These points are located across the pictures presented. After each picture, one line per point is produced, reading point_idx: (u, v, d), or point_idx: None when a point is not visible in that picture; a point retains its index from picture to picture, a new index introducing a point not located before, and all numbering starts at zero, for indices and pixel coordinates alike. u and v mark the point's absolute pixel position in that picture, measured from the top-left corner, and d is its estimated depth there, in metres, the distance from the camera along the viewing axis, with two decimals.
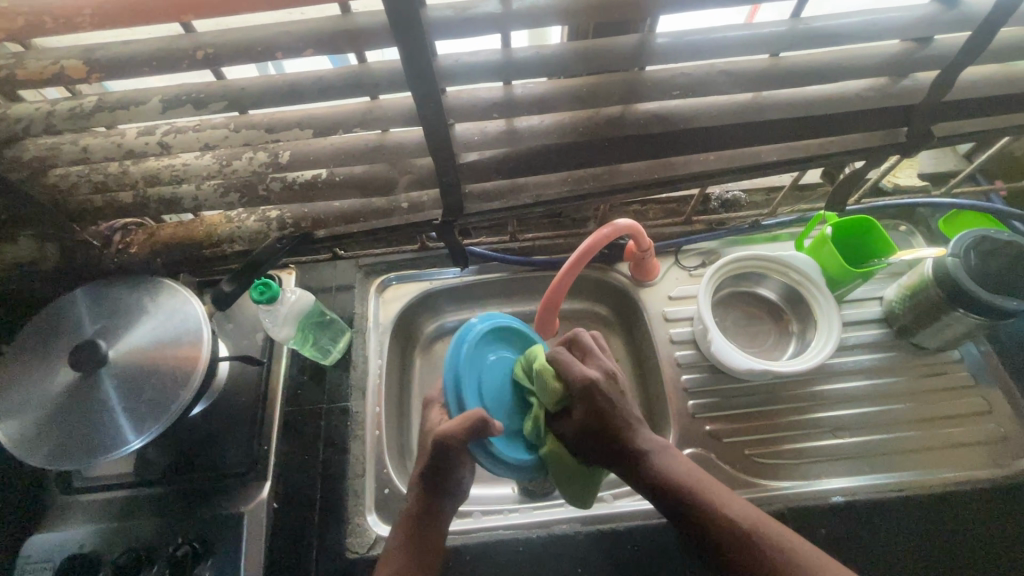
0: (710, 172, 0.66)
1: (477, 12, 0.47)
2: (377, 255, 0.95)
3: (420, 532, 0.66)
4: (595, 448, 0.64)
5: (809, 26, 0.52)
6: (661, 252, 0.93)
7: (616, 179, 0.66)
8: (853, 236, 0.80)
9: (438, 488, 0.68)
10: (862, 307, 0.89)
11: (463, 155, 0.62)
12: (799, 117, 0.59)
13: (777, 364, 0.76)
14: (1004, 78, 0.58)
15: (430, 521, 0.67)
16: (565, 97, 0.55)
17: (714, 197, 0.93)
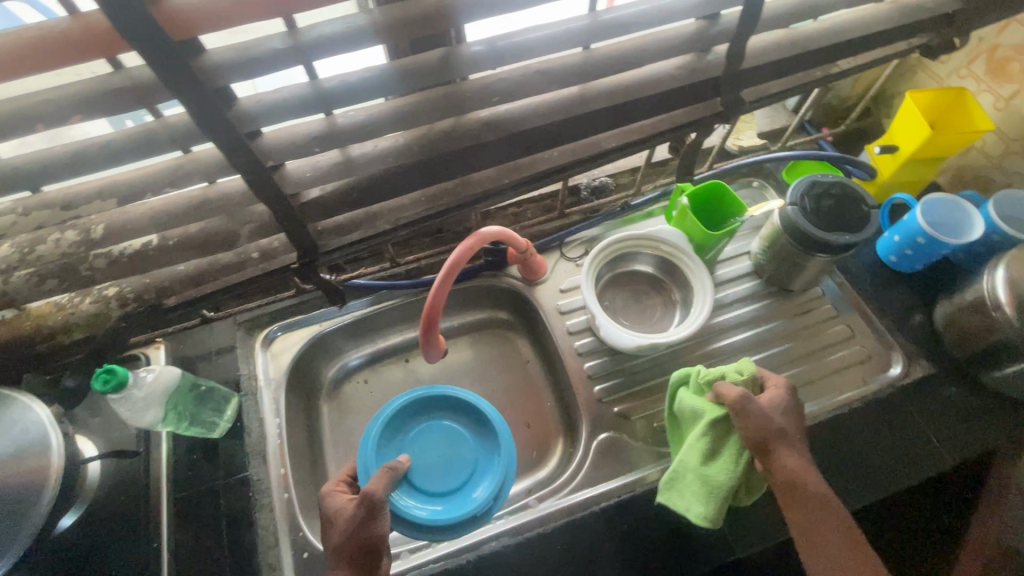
0: (558, 167, 0.68)
1: (265, 49, 0.45)
2: (256, 308, 0.89)
3: None
4: (782, 454, 0.63)
5: (603, 19, 0.54)
6: (545, 249, 0.95)
7: (470, 190, 0.67)
8: (709, 201, 0.86)
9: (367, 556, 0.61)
10: (733, 264, 0.95)
11: (303, 194, 0.60)
12: (622, 104, 0.62)
13: (665, 334, 0.79)
14: (788, 41, 0.64)
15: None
16: (389, 120, 0.55)
17: (583, 186, 0.97)
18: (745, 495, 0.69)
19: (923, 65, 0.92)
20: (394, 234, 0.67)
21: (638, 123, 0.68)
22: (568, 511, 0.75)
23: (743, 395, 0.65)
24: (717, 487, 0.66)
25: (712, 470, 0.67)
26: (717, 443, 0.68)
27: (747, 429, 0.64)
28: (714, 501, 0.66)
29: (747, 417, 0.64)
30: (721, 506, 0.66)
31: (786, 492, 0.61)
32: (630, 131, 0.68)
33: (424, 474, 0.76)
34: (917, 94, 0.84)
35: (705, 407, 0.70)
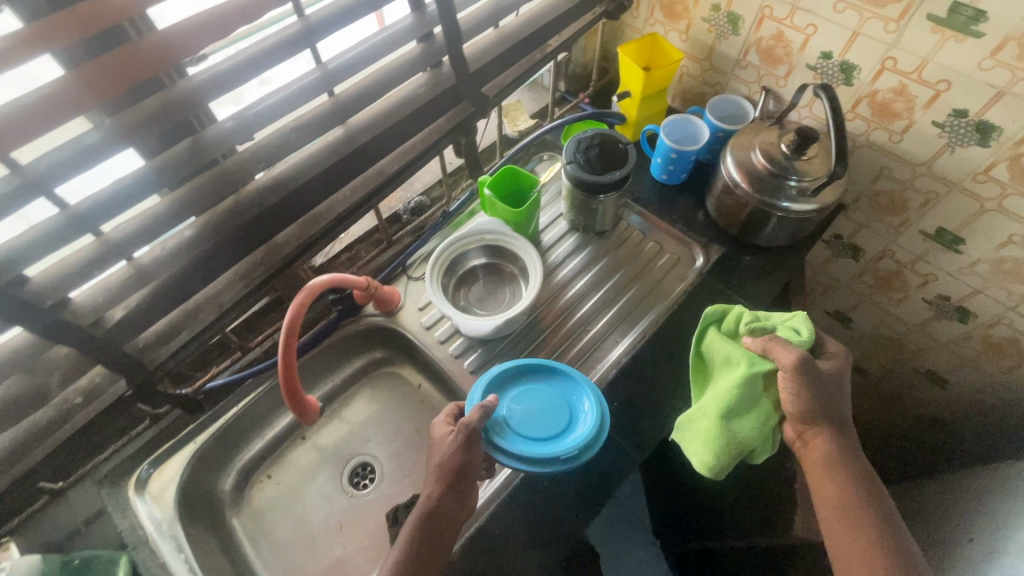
0: (355, 204, 0.73)
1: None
2: (112, 455, 0.82)
3: (432, 534, 0.70)
4: (823, 424, 0.78)
5: (331, 69, 0.61)
6: (390, 278, 1.00)
7: (282, 252, 0.69)
8: (507, 185, 0.97)
9: (454, 488, 0.72)
10: (554, 228, 1.09)
11: (106, 318, 0.58)
12: (383, 132, 0.70)
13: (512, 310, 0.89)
14: (498, 41, 0.76)
15: (439, 525, 0.71)
16: (164, 218, 0.56)
17: (401, 210, 1.03)
18: (759, 452, 0.83)
19: (624, 23, 1.13)
20: (223, 320, 0.68)
21: (409, 142, 0.76)
22: (496, 495, 0.80)
23: (798, 358, 0.75)
24: (727, 438, 0.79)
25: (731, 422, 0.79)
26: (739, 400, 0.79)
27: (797, 400, 0.77)
28: (720, 449, 0.79)
29: (803, 386, 0.76)
30: (722, 454, 0.79)
31: (821, 460, 0.77)
32: (405, 151, 0.76)
33: (527, 423, 0.82)
34: (626, 47, 1.04)
35: (746, 357, 0.81)
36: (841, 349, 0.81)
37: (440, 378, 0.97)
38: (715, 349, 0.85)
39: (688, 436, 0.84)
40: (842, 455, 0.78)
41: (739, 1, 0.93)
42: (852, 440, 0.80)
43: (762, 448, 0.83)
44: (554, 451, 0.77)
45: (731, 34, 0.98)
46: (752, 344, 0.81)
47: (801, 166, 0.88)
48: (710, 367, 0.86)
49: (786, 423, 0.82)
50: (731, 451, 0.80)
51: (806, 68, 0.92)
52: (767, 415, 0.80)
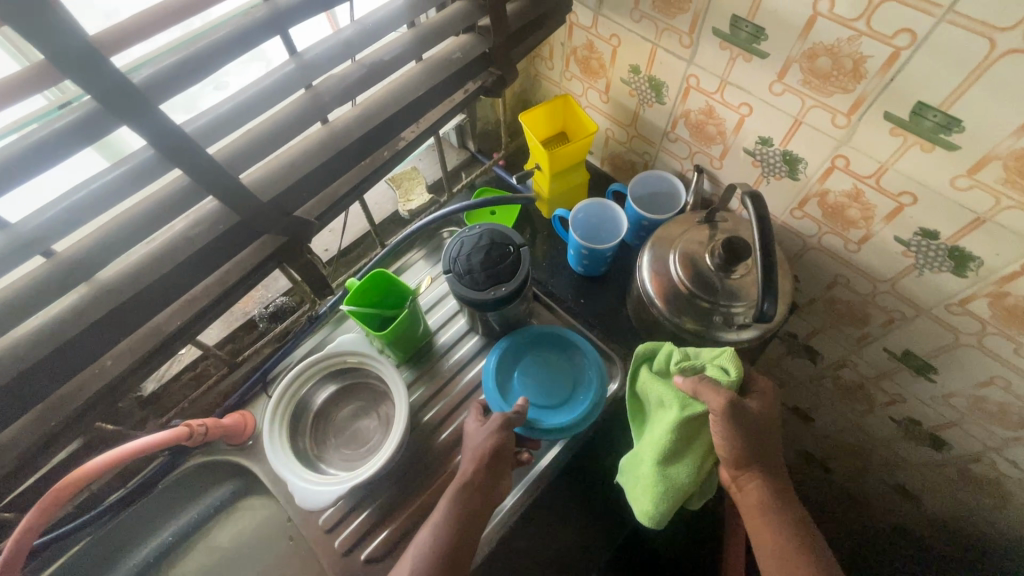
0: (121, 376, 0.56)
1: None
2: None
3: (501, 470, 0.68)
4: (756, 461, 0.63)
5: (15, 236, 0.43)
6: (245, 401, 0.84)
7: (14, 451, 0.53)
8: (379, 290, 0.81)
9: (483, 489, 0.66)
10: (450, 328, 0.92)
11: None
12: (142, 291, 0.52)
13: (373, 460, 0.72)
14: (315, 148, 0.57)
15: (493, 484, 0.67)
16: None
17: (261, 316, 0.87)
18: (697, 497, 0.70)
19: (540, 73, 0.94)
20: None
21: (202, 286, 0.59)
22: None
23: (727, 403, 0.60)
24: (668, 490, 0.65)
25: (669, 468, 0.66)
26: (676, 445, 0.65)
27: (726, 446, 0.62)
28: (659, 501, 0.65)
29: (733, 431, 0.61)
30: (666, 508, 0.66)
31: (758, 504, 0.63)
32: (194, 299, 0.58)
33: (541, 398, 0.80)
34: (529, 115, 0.85)
35: (675, 398, 0.66)
36: (769, 385, 0.66)
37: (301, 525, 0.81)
38: (648, 389, 0.70)
39: (630, 483, 0.71)
40: (778, 497, 0.64)
41: (659, 65, 0.73)
42: (784, 473, 0.66)
43: (699, 495, 0.70)
44: (595, 397, 0.79)
45: (655, 102, 0.79)
46: (681, 382, 0.66)
47: (730, 287, 0.70)
48: (647, 405, 0.72)
49: (719, 463, 0.67)
50: (675, 500, 0.66)
51: (743, 153, 0.73)
52: (703, 456, 0.66)
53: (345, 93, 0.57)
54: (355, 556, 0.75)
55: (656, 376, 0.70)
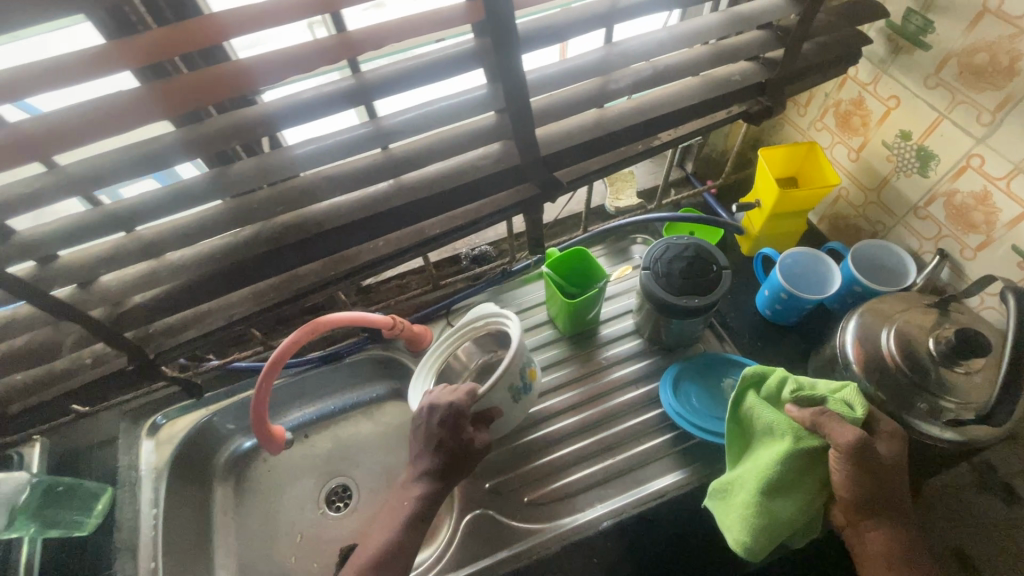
0: (384, 256, 0.69)
1: (27, 193, 0.49)
2: (144, 395, 0.91)
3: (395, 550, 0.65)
4: (879, 506, 0.60)
5: (382, 127, 0.58)
6: (430, 320, 0.97)
7: (299, 283, 0.69)
8: (573, 266, 0.88)
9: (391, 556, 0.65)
10: (618, 324, 0.96)
11: (123, 303, 0.62)
12: (430, 195, 0.65)
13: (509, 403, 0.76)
14: (591, 125, 0.66)
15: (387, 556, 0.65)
16: (183, 233, 0.58)
17: (464, 256, 0.98)
18: (800, 536, 0.68)
19: (786, 119, 0.94)
20: (227, 330, 0.69)
21: (462, 209, 0.70)
22: None
23: (857, 444, 0.58)
24: (771, 523, 0.64)
25: (773, 503, 0.64)
26: (785, 479, 0.64)
27: (848, 486, 0.60)
28: (760, 533, 0.65)
29: (859, 472, 0.59)
30: (765, 542, 0.65)
31: (880, 550, 0.61)
32: (455, 217, 0.70)
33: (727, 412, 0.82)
34: (770, 151, 0.85)
35: (790, 432, 0.65)
36: (899, 430, 0.61)
37: None
38: (754, 414, 0.69)
39: (723, 509, 0.70)
40: (907, 540, 0.60)
41: (939, 136, 0.70)
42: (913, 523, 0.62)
43: (802, 534, 0.68)
44: None
45: (916, 173, 0.76)
46: (798, 413, 0.65)
47: (946, 378, 0.65)
48: (748, 432, 0.71)
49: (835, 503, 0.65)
50: (774, 535, 0.65)
51: (1009, 249, 0.68)
52: (814, 494, 0.64)
53: (635, 84, 0.64)
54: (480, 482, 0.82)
55: (765, 402, 0.69)
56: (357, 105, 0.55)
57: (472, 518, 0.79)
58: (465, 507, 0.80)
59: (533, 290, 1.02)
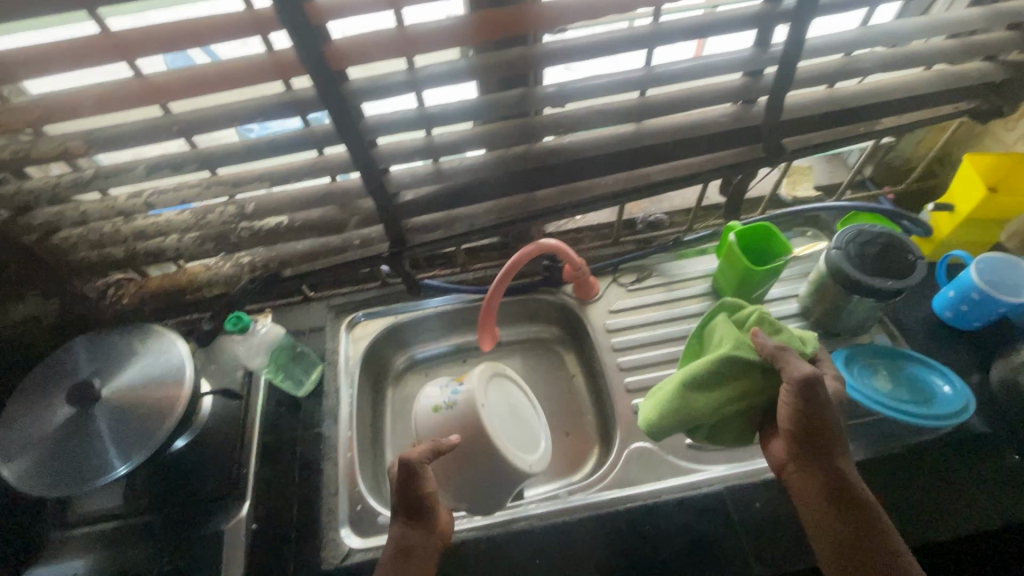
0: (611, 193, 0.80)
1: (391, 81, 0.60)
2: (346, 295, 1.04)
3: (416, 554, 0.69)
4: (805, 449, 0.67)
5: (657, 72, 0.66)
6: (599, 272, 1.04)
7: (535, 205, 0.80)
8: (755, 240, 0.93)
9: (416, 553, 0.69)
10: (782, 304, 1.00)
11: (401, 195, 0.74)
12: (671, 141, 0.74)
13: (440, 419, 0.75)
14: (829, 98, 0.73)
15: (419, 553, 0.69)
16: (473, 140, 0.69)
17: (641, 219, 1.05)
18: (705, 439, 0.77)
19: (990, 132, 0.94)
20: (468, 236, 0.81)
21: (687, 162, 0.79)
22: (595, 506, 0.81)
23: (806, 377, 0.65)
24: (682, 413, 0.74)
25: (691, 395, 0.74)
26: (711, 380, 0.73)
27: (790, 416, 0.67)
28: (668, 412, 0.75)
29: (802, 405, 0.66)
30: (668, 421, 0.76)
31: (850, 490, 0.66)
32: (680, 167, 0.79)
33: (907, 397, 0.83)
34: (976, 157, 0.86)
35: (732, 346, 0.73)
36: None
37: (597, 378, 0.99)
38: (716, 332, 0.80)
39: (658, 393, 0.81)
40: (833, 488, 0.66)
41: None
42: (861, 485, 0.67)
43: (701, 433, 0.77)
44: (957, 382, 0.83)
45: None
46: (762, 341, 0.72)
47: None
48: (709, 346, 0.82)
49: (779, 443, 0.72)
50: (677, 417, 0.75)
51: None
52: (729, 402, 0.73)
53: (881, 66, 0.70)
54: None
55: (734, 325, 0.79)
56: (641, 49, 0.65)
57: (633, 449, 0.87)
58: (628, 438, 0.88)
59: (694, 262, 1.08)
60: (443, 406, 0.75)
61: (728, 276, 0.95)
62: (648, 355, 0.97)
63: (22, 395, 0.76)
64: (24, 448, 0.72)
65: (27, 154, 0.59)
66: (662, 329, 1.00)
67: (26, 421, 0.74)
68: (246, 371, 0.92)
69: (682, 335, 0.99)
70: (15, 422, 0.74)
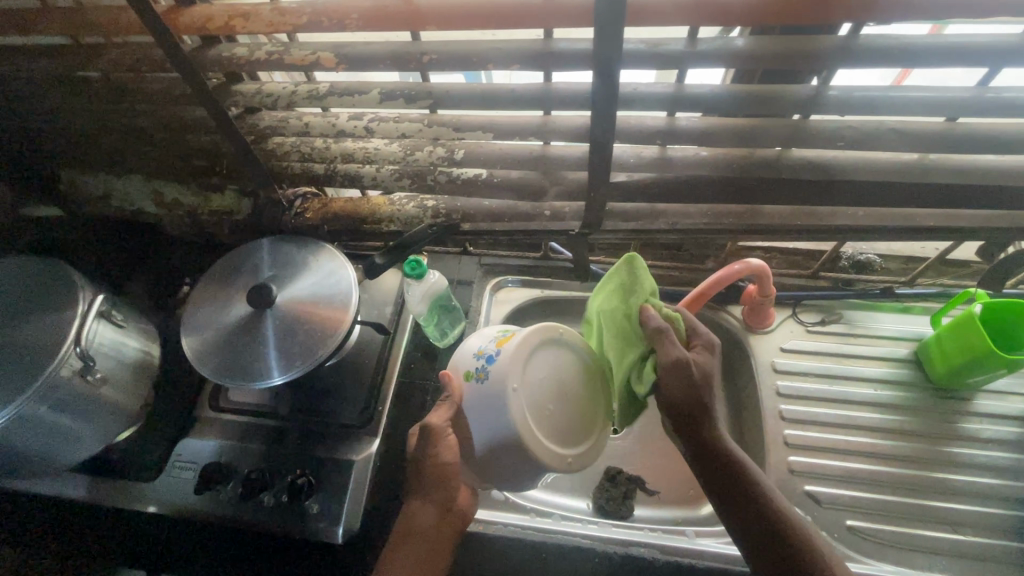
0: (854, 227, 0.68)
1: (669, 49, 0.52)
2: (499, 257, 1.00)
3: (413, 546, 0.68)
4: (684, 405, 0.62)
5: (996, 96, 0.51)
6: (779, 302, 0.92)
7: (755, 220, 0.70)
8: (1004, 318, 0.76)
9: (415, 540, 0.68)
10: (1002, 400, 0.83)
11: (614, 175, 0.67)
12: (970, 184, 0.59)
13: (472, 386, 0.61)
14: None
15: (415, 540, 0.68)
16: (725, 133, 0.59)
17: (845, 256, 0.91)
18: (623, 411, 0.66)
19: None
20: (666, 234, 0.73)
21: (967, 211, 0.66)
22: (725, 559, 0.72)
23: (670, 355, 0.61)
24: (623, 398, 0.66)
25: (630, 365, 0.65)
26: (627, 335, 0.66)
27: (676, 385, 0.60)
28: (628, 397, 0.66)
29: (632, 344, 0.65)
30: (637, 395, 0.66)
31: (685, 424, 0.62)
32: (955, 217, 0.66)
33: None
34: None
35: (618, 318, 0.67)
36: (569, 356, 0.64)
37: (746, 417, 0.88)
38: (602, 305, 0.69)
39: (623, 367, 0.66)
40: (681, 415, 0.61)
41: None
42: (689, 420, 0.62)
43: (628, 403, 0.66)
44: None
45: None
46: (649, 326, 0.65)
47: None
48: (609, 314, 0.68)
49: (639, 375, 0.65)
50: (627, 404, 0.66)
51: None
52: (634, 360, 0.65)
53: None
54: (797, 482, 0.79)
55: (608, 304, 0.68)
56: (983, 66, 0.50)
57: None
58: None
59: (895, 319, 0.91)
60: (476, 375, 0.62)
61: (947, 349, 0.80)
62: (818, 411, 0.84)
63: (206, 281, 0.80)
64: (204, 328, 0.76)
65: (279, 58, 0.58)
66: (841, 387, 0.86)
67: (208, 307, 0.78)
68: (393, 309, 0.91)
69: (865, 401, 0.84)
70: (197, 305, 0.78)
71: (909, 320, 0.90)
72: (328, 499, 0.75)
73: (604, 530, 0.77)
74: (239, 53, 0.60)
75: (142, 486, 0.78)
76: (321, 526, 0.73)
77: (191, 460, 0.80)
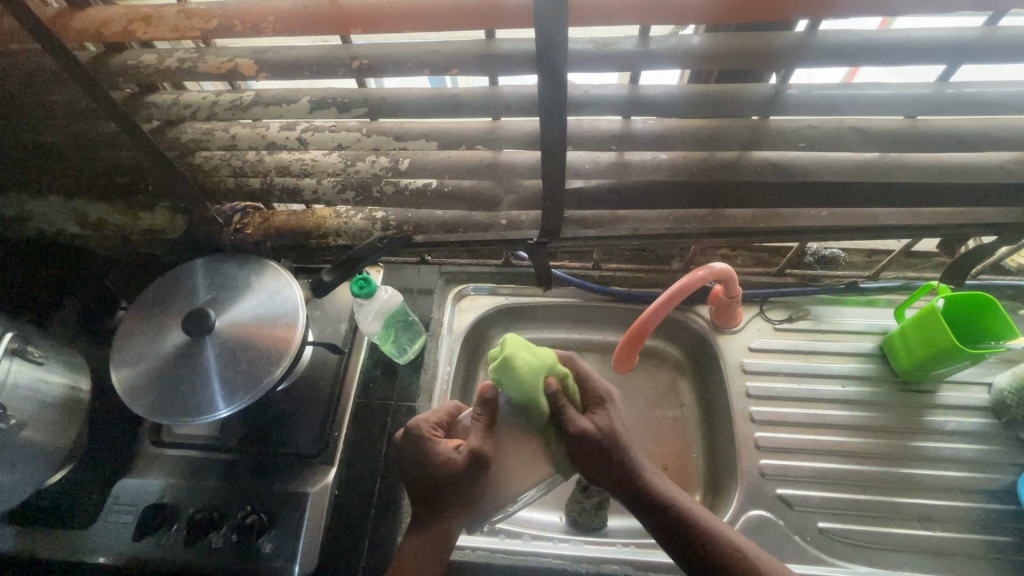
0: (817, 227, 0.67)
1: (618, 49, 0.48)
2: (460, 264, 0.95)
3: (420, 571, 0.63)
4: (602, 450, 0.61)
5: (959, 93, 0.49)
6: (746, 300, 0.90)
7: (719, 224, 0.68)
8: (967, 310, 0.76)
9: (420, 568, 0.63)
10: (966, 391, 0.83)
11: (570, 181, 0.63)
12: (932, 184, 0.58)
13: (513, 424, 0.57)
14: None
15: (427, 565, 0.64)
16: (683, 135, 0.56)
17: (811, 251, 0.90)
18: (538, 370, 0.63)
19: None
20: (629, 240, 0.70)
21: (929, 208, 0.65)
22: None
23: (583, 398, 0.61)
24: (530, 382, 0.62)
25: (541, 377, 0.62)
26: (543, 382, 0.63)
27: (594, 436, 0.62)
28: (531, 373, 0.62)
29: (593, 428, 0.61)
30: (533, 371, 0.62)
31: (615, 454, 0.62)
32: (916, 214, 0.65)
33: None
34: None
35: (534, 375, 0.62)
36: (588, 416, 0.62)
37: (716, 420, 0.87)
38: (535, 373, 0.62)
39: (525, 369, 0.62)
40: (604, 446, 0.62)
41: None
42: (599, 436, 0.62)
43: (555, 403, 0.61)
44: None
45: None
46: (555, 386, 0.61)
47: None
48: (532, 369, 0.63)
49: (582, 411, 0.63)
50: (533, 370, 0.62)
51: None
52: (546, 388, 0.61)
53: None
54: (770, 485, 0.78)
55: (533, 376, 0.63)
56: (944, 62, 0.48)
57: (754, 516, 0.75)
58: (748, 502, 0.76)
59: (862, 313, 0.90)
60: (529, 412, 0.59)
61: (912, 344, 0.80)
62: (788, 411, 0.83)
63: (139, 308, 0.74)
64: (137, 359, 0.70)
65: (193, 65, 0.52)
66: (809, 385, 0.84)
67: (141, 339, 0.71)
68: (348, 326, 0.86)
69: (833, 398, 0.83)
70: (130, 336, 0.72)
71: (875, 314, 0.90)
72: (282, 535, 0.70)
73: (576, 549, 0.74)
74: (148, 61, 0.53)
75: (80, 534, 0.72)
76: (277, 565, 0.69)
77: (133, 502, 0.74)
